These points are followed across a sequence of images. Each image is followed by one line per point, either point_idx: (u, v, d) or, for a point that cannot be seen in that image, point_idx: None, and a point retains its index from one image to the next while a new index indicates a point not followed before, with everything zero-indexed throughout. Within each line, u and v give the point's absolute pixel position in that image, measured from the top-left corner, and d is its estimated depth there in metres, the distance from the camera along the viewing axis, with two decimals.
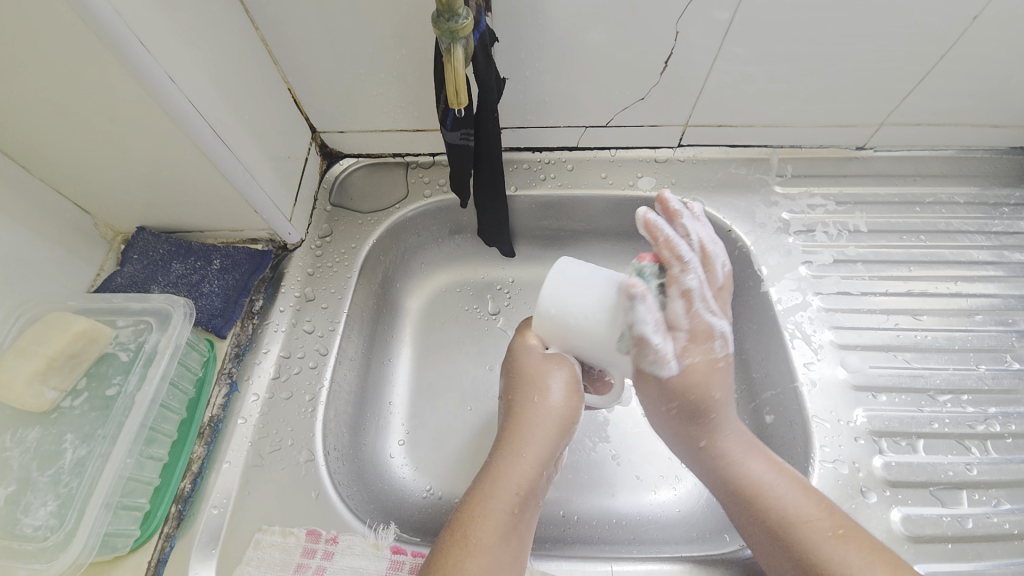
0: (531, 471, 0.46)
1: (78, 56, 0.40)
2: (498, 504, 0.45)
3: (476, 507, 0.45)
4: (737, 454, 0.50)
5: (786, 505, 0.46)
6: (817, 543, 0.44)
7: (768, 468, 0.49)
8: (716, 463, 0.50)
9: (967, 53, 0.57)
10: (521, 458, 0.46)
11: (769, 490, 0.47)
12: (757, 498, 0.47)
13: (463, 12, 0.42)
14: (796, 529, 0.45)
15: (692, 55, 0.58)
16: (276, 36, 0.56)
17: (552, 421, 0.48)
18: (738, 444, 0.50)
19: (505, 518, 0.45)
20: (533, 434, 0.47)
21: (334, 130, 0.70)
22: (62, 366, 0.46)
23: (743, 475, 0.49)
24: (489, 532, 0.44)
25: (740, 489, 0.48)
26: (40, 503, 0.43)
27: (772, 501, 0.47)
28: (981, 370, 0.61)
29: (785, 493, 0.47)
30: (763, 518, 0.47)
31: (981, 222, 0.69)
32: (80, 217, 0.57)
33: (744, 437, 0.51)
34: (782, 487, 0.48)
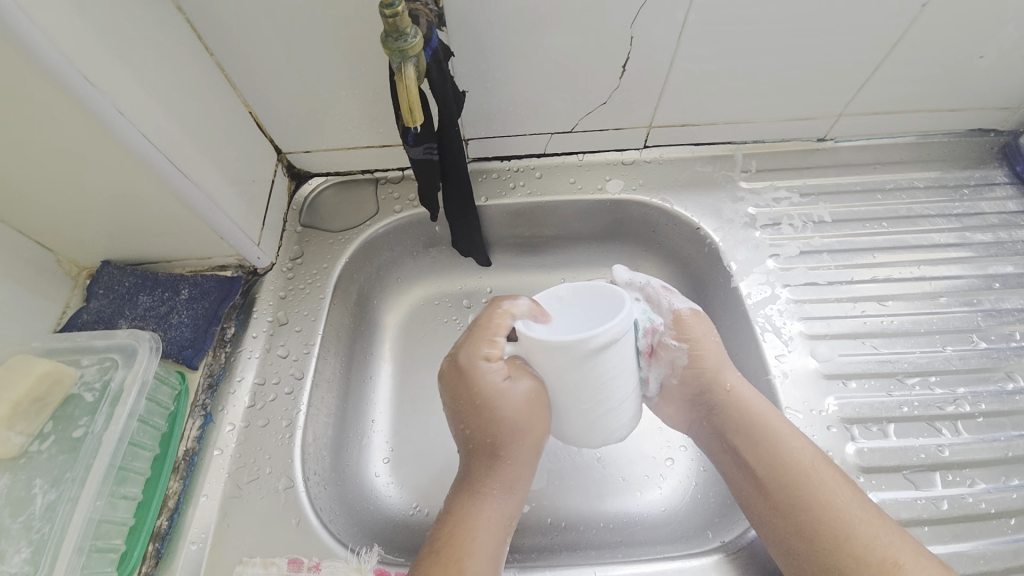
0: (513, 500, 0.52)
1: (22, 95, 0.39)
2: (493, 534, 0.49)
3: (471, 540, 0.48)
4: (754, 402, 0.55)
5: (805, 449, 0.51)
6: (832, 485, 0.49)
7: (781, 417, 0.54)
8: (739, 407, 0.54)
9: (921, 39, 0.59)
10: (506, 485, 0.52)
11: (789, 438, 0.52)
12: (777, 441, 0.52)
13: (412, 31, 0.43)
14: (814, 472, 0.49)
15: (649, 57, 0.59)
16: (233, 60, 0.56)
17: (525, 450, 0.53)
18: (754, 392, 0.55)
19: (496, 548, 0.49)
20: (512, 466, 0.52)
21: (300, 151, 0.69)
22: (27, 410, 0.45)
23: (762, 420, 0.53)
24: (489, 563, 0.47)
25: (758, 431, 0.53)
26: (14, 550, 0.42)
27: (791, 445, 0.51)
28: (947, 351, 0.62)
29: (802, 443, 0.51)
30: (786, 460, 0.51)
31: (941, 206, 0.71)
32: (42, 254, 0.56)
33: (754, 390, 0.56)
34: (796, 437, 0.52)
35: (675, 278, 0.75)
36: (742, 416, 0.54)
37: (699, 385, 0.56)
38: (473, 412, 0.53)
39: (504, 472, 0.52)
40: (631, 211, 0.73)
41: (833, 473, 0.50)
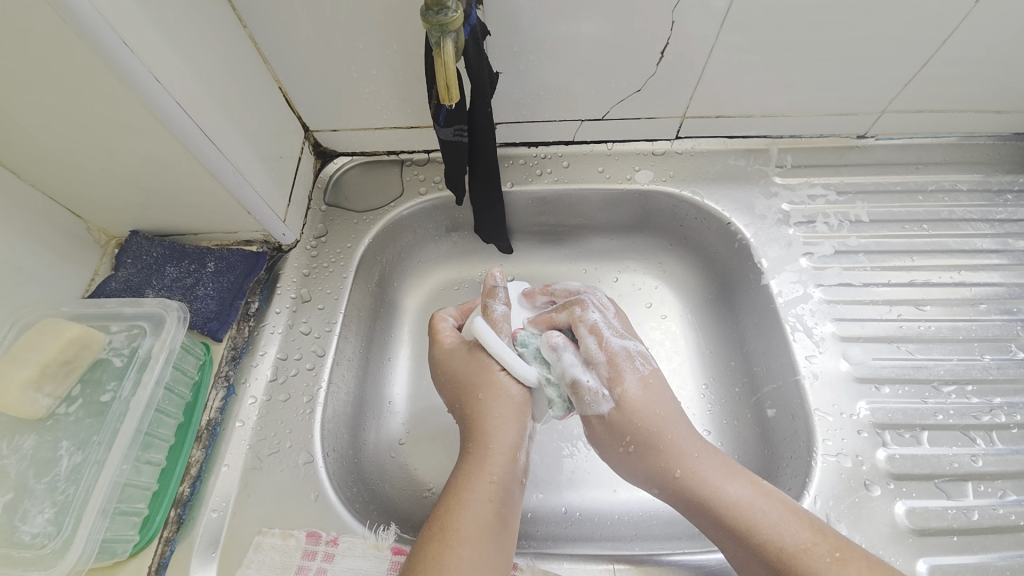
0: (502, 461, 0.51)
1: (59, 57, 0.39)
2: (479, 495, 0.49)
3: (457, 500, 0.48)
4: (715, 480, 0.50)
5: (782, 532, 0.47)
6: (818, 571, 0.44)
7: (750, 491, 0.49)
8: (701, 492, 0.50)
9: (969, 38, 0.56)
10: (492, 449, 0.52)
11: (764, 522, 0.47)
12: (752, 526, 0.47)
13: (452, 4, 0.42)
14: (794, 561, 0.45)
15: (688, 45, 0.57)
16: (265, 34, 0.56)
17: (510, 414, 0.54)
18: (716, 470, 0.51)
19: (485, 509, 0.48)
20: (499, 426, 0.53)
21: (327, 129, 0.69)
22: (56, 373, 0.46)
23: (729, 502, 0.49)
24: (473, 522, 0.47)
25: (725, 521, 0.49)
26: (37, 510, 0.42)
27: (766, 529, 0.47)
28: (985, 360, 0.60)
29: (778, 524, 0.47)
30: (761, 552, 0.47)
31: (984, 210, 0.68)
32: (73, 222, 0.56)
33: (720, 464, 0.52)
34: (771, 511, 0.48)
35: (701, 273, 0.74)
36: (708, 500, 0.50)
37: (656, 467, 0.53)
38: (458, 389, 0.56)
39: (509, 444, 0.53)
40: (660, 204, 0.71)
41: (822, 550, 0.45)
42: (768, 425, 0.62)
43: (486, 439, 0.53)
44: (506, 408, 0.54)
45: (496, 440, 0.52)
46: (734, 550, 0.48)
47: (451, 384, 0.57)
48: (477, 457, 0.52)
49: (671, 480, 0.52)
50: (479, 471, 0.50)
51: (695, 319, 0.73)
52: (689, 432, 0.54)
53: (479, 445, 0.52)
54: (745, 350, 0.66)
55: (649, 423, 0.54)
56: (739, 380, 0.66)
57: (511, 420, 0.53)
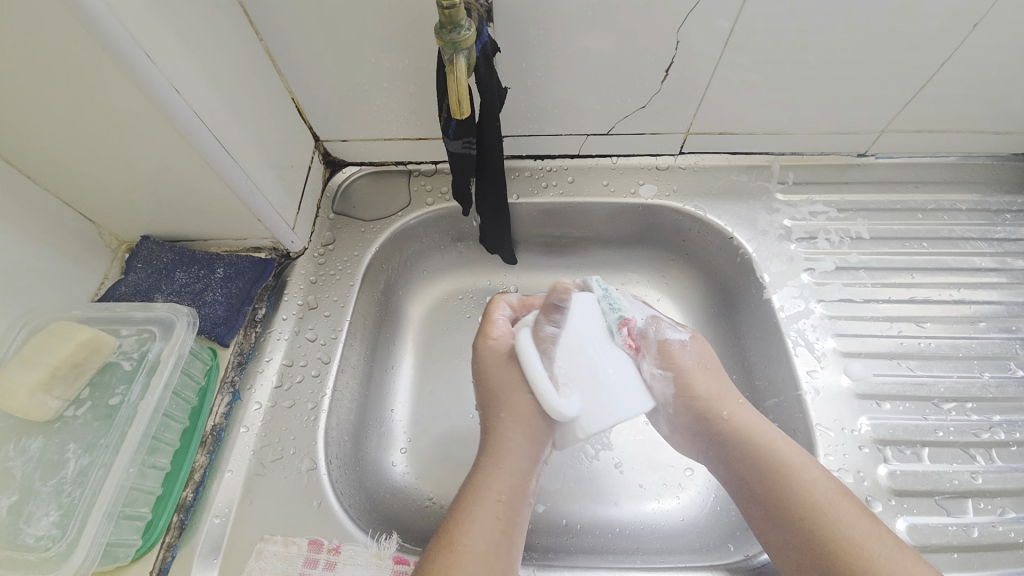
0: (509, 479, 0.51)
1: (84, 66, 0.40)
2: (485, 510, 0.49)
3: (466, 514, 0.48)
4: (759, 426, 0.54)
5: (816, 481, 0.49)
6: (848, 519, 0.47)
7: (790, 444, 0.52)
8: (746, 435, 0.53)
9: (967, 61, 0.57)
10: (498, 466, 0.52)
11: (801, 470, 0.50)
12: (791, 468, 0.50)
13: (465, 23, 0.43)
14: (828, 505, 0.47)
15: (693, 63, 0.59)
16: (280, 46, 0.57)
17: (517, 429, 0.53)
18: (760, 419, 0.54)
19: (492, 524, 0.48)
20: (507, 445, 0.53)
21: (337, 139, 0.70)
22: (66, 375, 0.46)
23: (769, 446, 0.52)
24: (481, 538, 0.47)
25: (769, 465, 0.51)
26: (42, 513, 0.42)
27: (804, 475, 0.49)
28: (984, 378, 0.60)
29: (816, 475, 0.49)
30: (797, 493, 0.48)
31: (983, 229, 0.69)
32: (85, 227, 0.57)
33: (759, 419, 0.55)
34: (811, 463, 0.50)
35: (703, 286, 0.74)
36: (752, 443, 0.52)
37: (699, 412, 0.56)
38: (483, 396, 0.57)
39: (498, 451, 0.53)
40: (662, 218, 0.72)
41: (851, 504, 0.48)
42: None
43: (495, 454, 0.53)
44: (520, 428, 0.53)
45: (501, 455, 0.52)
46: (764, 496, 0.50)
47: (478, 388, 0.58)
48: (483, 476, 0.51)
49: (726, 419, 0.55)
50: (486, 486, 0.50)
51: (698, 332, 0.73)
52: (733, 389, 0.57)
53: (488, 460, 0.52)
54: (747, 364, 0.67)
55: (705, 379, 0.57)
56: (741, 394, 0.67)
57: (521, 440, 0.53)
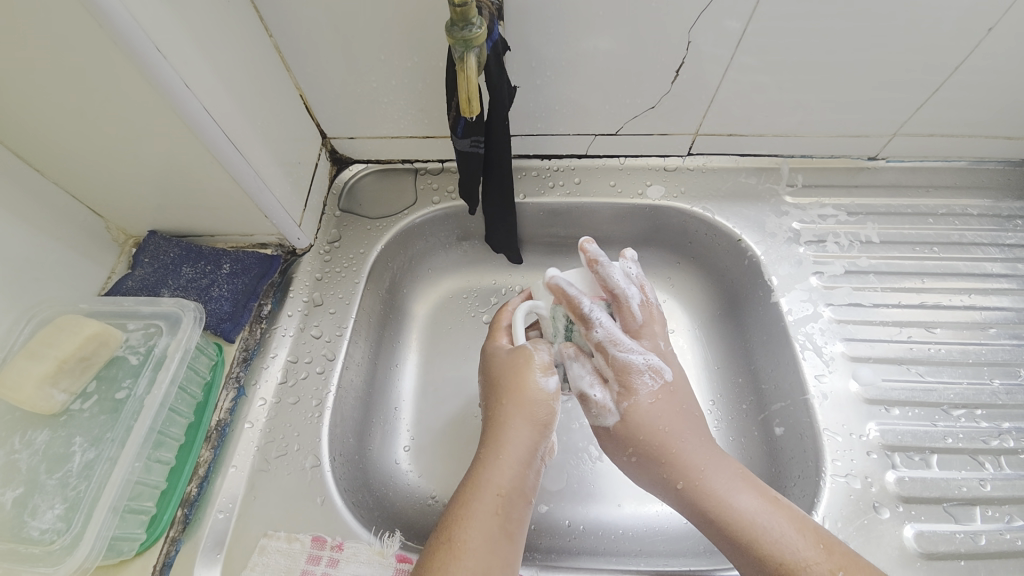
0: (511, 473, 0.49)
1: (93, 60, 0.40)
2: (482, 498, 0.47)
3: (463, 510, 0.47)
4: (723, 492, 0.49)
5: (784, 546, 0.45)
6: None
7: (757, 504, 0.48)
8: (703, 503, 0.49)
9: (981, 65, 0.57)
10: (501, 464, 0.49)
11: (765, 532, 0.46)
12: (756, 536, 0.46)
13: (477, 21, 0.43)
14: (794, 574, 0.44)
15: (703, 64, 0.58)
16: (289, 43, 0.57)
17: (521, 422, 0.51)
18: (722, 481, 0.50)
19: (490, 521, 0.46)
20: (510, 440, 0.50)
21: (344, 136, 0.70)
22: (73, 369, 0.46)
23: (734, 512, 0.48)
24: (479, 536, 0.45)
25: (733, 534, 0.47)
26: (48, 506, 0.43)
27: (769, 542, 0.46)
28: (994, 384, 0.60)
29: (781, 536, 0.46)
30: (761, 562, 0.46)
31: (994, 234, 0.69)
32: (94, 221, 0.57)
33: (727, 472, 0.50)
34: (777, 523, 0.46)
35: (709, 288, 0.74)
36: (717, 511, 0.49)
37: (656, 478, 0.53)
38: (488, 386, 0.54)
39: (499, 441, 0.50)
40: (670, 219, 0.72)
41: (826, 567, 0.44)
42: (776, 443, 0.61)
43: (498, 450, 0.50)
44: (526, 425, 0.51)
45: (505, 451, 0.49)
46: (734, 558, 0.48)
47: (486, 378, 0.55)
48: (482, 472, 0.49)
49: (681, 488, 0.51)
50: (484, 483, 0.48)
51: (704, 334, 0.73)
52: (700, 443, 0.52)
53: (489, 456, 0.50)
54: (753, 368, 0.66)
55: (661, 438, 0.52)
56: (746, 397, 0.66)
57: (526, 438, 0.50)
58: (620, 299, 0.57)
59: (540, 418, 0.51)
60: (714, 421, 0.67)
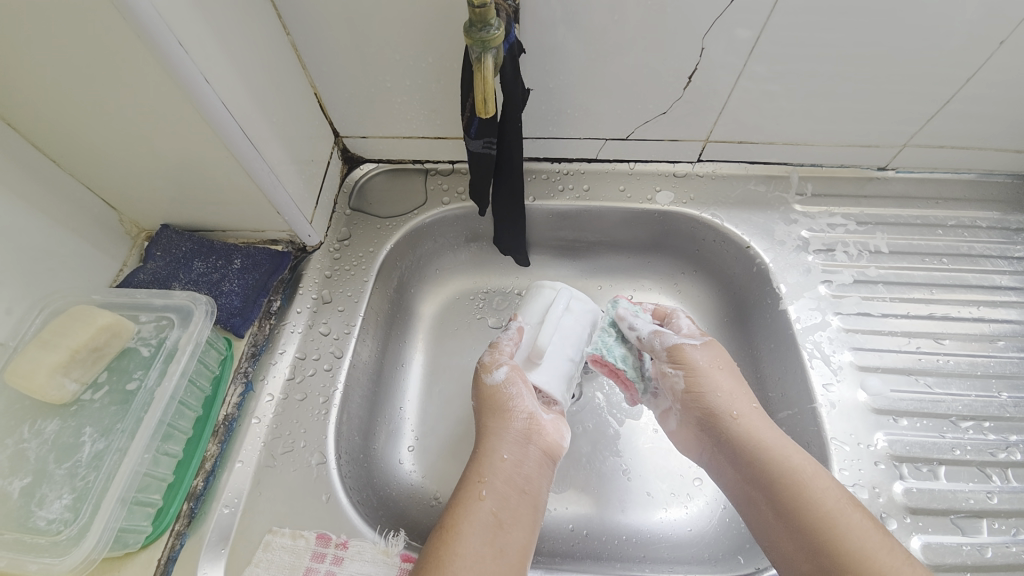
0: (499, 473, 0.52)
1: (119, 55, 0.41)
2: (473, 496, 0.50)
3: (462, 496, 0.50)
4: (758, 441, 0.52)
5: (824, 494, 0.47)
6: (861, 532, 0.45)
7: (793, 452, 0.51)
8: (740, 445, 0.53)
9: (992, 78, 0.57)
10: (488, 459, 0.53)
11: (812, 480, 0.48)
12: (793, 485, 0.49)
13: (495, 23, 0.43)
14: (834, 522, 0.46)
15: (715, 72, 0.59)
16: (306, 41, 0.57)
17: (508, 434, 0.54)
18: (761, 428, 0.53)
19: (485, 509, 0.49)
20: (490, 439, 0.54)
21: (356, 136, 0.70)
22: (85, 359, 0.47)
23: (773, 458, 0.51)
24: (477, 522, 0.48)
25: (773, 481, 0.50)
26: (55, 496, 0.43)
27: (813, 493, 0.48)
28: (1003, 398, 0.59)
29: (824, 486, 0.48)
30: (810, 509, 0.47)
31: (1004, 247, 0.69)
32: (107, 213, 0.58)
33: (768, 426, 0.54)
34: (812, 475, 0.49)
35: (716, 294, 0.74)
36: (750, 458, 0.52)
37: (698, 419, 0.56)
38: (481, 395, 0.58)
39: (485, 447, 0.54)
40: (679, 225, 0.72)
41: (862, 519, 0.46)
42: None
43: (482, 451, 0.54)
44: (512, 423, 0.55)
45: (488, 451, 0.53)
46: (771, 517, 0.50)
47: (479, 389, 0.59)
48: (479, 465, 0.52)
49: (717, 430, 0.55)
50: (474, 479, 0.52)
51: (711, 340, 0.73)
52: (745, 394, 0.56)
53: (478, 455, 0.54)
54: (760, 375, 0.66)
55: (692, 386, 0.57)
56: (752, 404, 0.66)
57: (512, 434, 0.54)
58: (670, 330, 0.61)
59: (514, 422, 0.55)
60: None
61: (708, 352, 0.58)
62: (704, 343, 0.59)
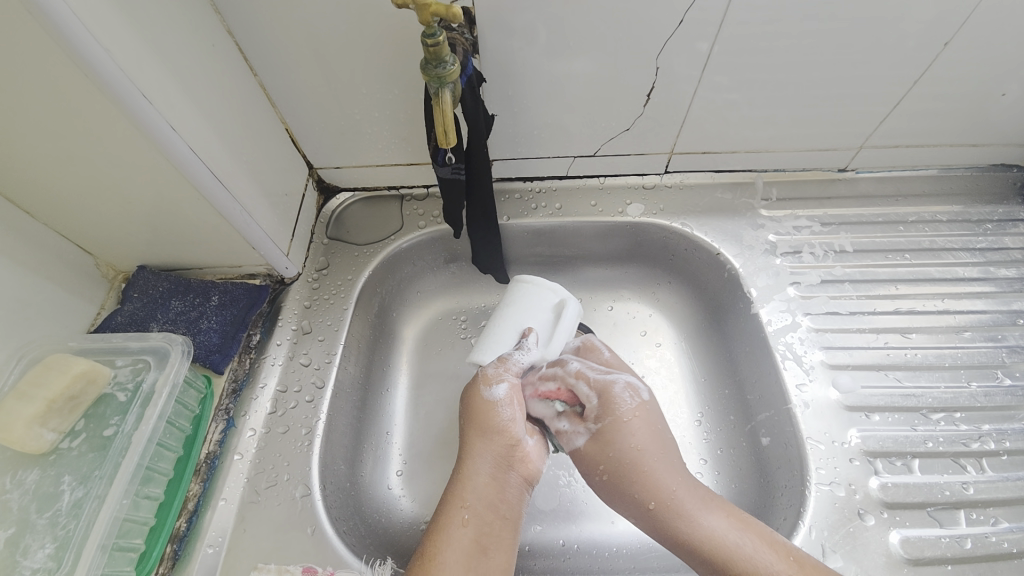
0: (479, 497, 0.52)
1: (84, 110, 0.42)
2: (455, 523, 0.50)
3: (437, 531, 0.50)
4: (693, 512, 0.51)
5: (758, 563, 0.48)
6: None
7: (727, 522, 0.50)
8: (672, 520, 0.52)
9: (940, 76, 0.59)
10: (468, 484, 0.53)
11: (740, 549, 0.49)
12: (725, 556, 0.49)
13: (450, 59, 0.46)
14: None
15: (675, 85, 0.61)
16: (273, 78, 0.59)
17: (491, 454, 0.54)
18: (691, 496, 0.52)
19: (463, 538, 0.50)
20: (471, 457, 0.54)
21: (330, 166, 0.72)
22: (62, 408, 0.47)
23: (704, 533, 0.50)
24: (451, 556, 0.48)
25: (707, 554, 0.50)
26: (39, 545, 0.43)
27: (744, 560, 0.48)
28: (972, 387, 0.61)
29: (757, 551, 0.48)
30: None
31: (965, 239, 0.71)
32: (83, 258, 0.58)
33: (698, 494, 0.53)
34: (749, 543, 0.49)
35: (692, 302, 0.75)
36: (681, 533, 0.51)
37: (631, 500, 0.54)
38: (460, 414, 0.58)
39: (464, 473, 0.54)
40: (651, 235, 0.74)
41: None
42: (763, 454, 0.62)
43: (467, 470, 0.54)
44: (494, 442, 0.55)
45: (472, 472, 0.54)
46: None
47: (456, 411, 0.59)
48: (455, 493, 0.53)
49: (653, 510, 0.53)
50: (457, 504, 0.52)
51: (690, 346, 0.74)
52: (671, 459, 0.55)
53: (462, 476, 0.54)
54: (738, 379, 0.67)
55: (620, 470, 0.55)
56: (733, 408, 0.67)
57: (494, 454, 0.54)
58: (568, 373, 0.58)
59: (499, 438, 0.55)
60: (703, 433, 0.68)
61: (608, 444, 0.56)
62: (600, 438, 0.56)
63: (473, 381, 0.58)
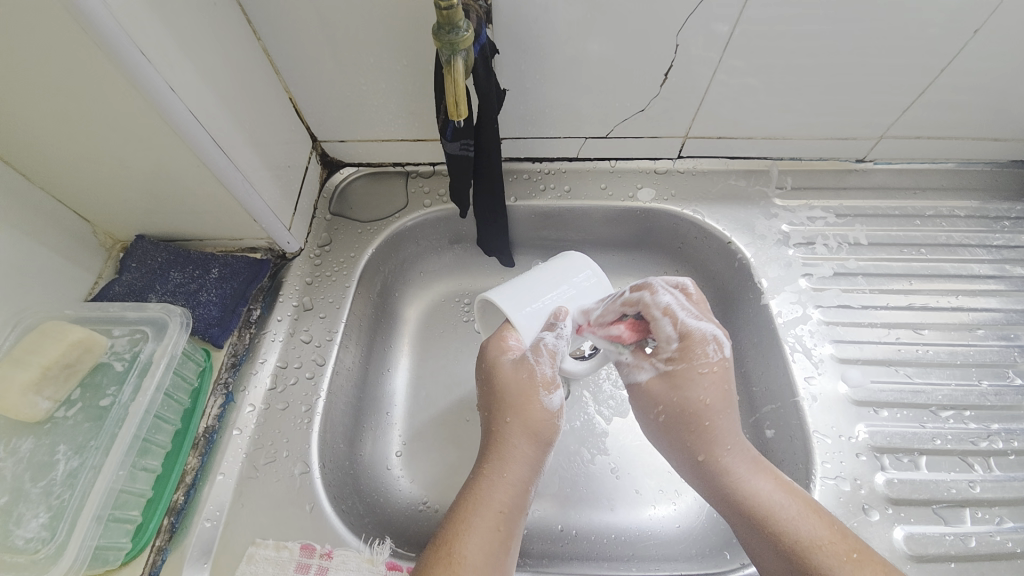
0: (512, 494, 0.49)
1: (80, 69, 0.40)
2: (480, 515, 0.47)
3: (464, 524, 0.47)
4: (739, 472, 0.52)
5: (798, 524, 0.48)
6: (826, 566, 0.45)
7: (773, 485, 0.50)
8: (723, 469, 0.52)
9: (967, 66, 0.57)
10: (497, 479, 0.50)
11: (779, 511, 0.48)
12: (765, 514, 0.49)
13: (464, 25, 0.43)
14: (808, 553, 0.46)
15: (691, 67, 0.59)
16: (277, 44, 0.57)
17: (528, 454, 0.51)
18: (743, 458, 0.52)
19: (490, 532, 0.47)
20: (514, 457, 0.51)
21: (334, 139, 0.70)
22: (57, 376, 0.46)
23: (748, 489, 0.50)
24: (479, 551, 0.45)
25: (749, 510, 0.50)
26: (32, 515, 0.42)
27: (784, 522, 0.48)
28: (982, 386, 0.60)
29: (795, 517, 0.48)
30: (775, 538, 0.48)
31: (982, 235, 0.69)
32: (80, 225, 0.57)
33: (748, 456, 0.53)
34: (792, 508, 0.49)
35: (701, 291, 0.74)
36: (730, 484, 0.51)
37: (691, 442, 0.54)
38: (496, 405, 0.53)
39: (497, 466, 0.50)
40: (661, 221, 0.72)
41: (831, 552, 0.46)
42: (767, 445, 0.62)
43: (501, 466, 0.50)
44: (531, 442, 0.52)
45: (508, 469, 0.50)
46: (747, 534, 0.50)
47: (491, 399, 0.54)
48: (485, 486, 0.49)
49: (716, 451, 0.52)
50: (488, 497, 0.49)
51: None
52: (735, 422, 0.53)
53: (494, 471, 0.50)
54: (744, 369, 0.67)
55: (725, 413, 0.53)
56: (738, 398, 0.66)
57: (529, 455, 0.51)
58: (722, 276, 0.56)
59: (537, 439, 0.52)
60: None
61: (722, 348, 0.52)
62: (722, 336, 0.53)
63: (527, 372, 0.52)
